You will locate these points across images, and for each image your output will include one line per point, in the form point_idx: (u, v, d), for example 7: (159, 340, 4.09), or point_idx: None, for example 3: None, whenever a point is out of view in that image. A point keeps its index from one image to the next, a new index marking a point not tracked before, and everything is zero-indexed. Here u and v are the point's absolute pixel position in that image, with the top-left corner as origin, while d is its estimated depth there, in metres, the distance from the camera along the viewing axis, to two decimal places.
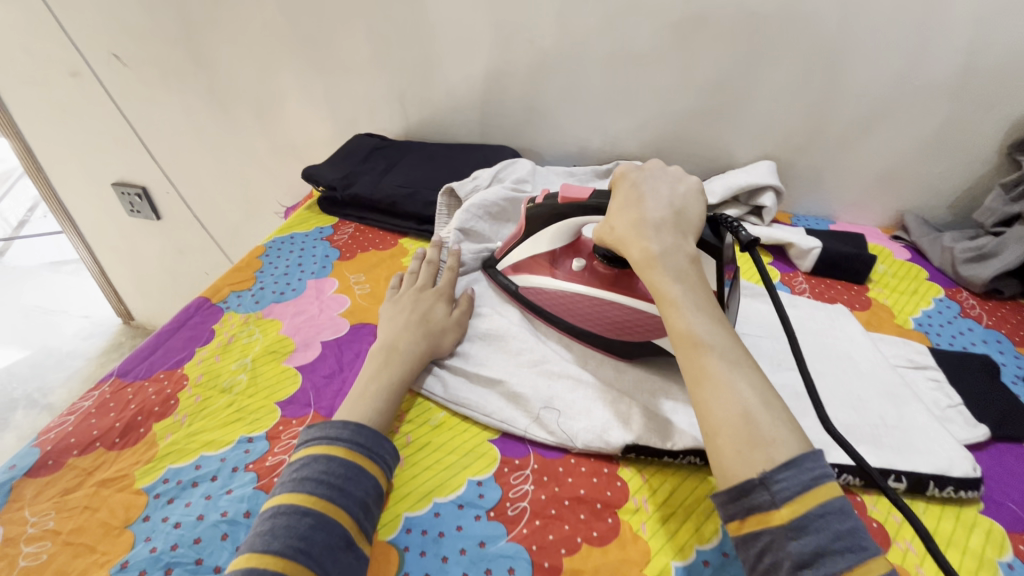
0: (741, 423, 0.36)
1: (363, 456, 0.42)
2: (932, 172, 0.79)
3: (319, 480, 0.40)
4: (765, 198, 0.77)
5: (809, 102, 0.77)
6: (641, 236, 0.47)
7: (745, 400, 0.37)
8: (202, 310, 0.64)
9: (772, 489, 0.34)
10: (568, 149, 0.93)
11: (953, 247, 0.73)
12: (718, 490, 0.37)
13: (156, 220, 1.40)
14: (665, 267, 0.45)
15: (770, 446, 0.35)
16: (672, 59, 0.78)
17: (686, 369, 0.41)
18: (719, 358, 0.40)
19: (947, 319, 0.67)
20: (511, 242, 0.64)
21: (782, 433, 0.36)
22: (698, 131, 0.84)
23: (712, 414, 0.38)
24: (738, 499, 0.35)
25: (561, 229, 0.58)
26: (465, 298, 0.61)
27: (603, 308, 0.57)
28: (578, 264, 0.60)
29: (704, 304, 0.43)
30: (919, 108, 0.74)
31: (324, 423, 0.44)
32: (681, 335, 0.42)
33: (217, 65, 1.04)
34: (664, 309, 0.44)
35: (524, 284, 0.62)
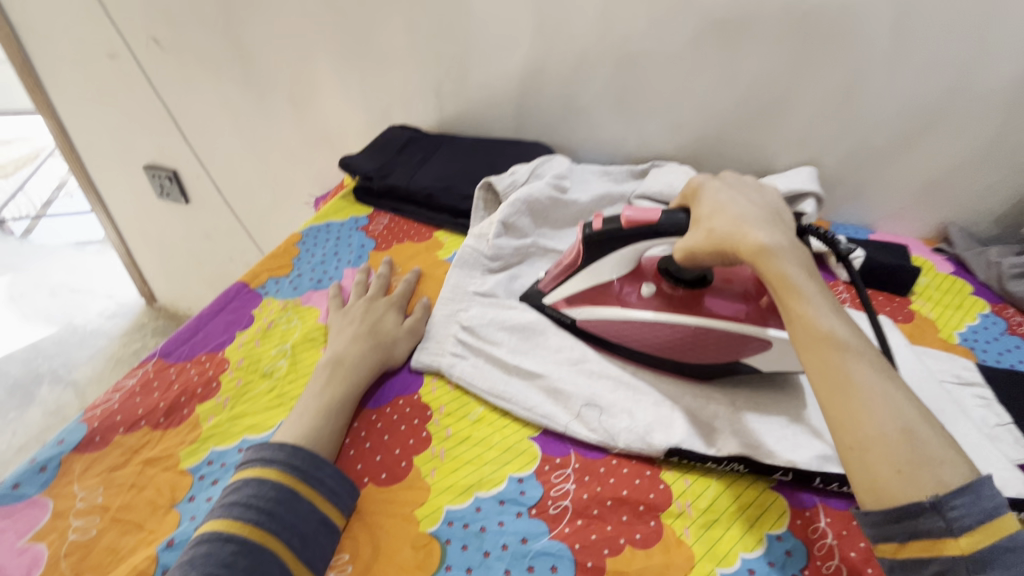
0: (905, 439, 0.35)
1: (295, 479, 0.42)
2: (979, 184, 0.77)
3: (246, 505, 0.40)
4: (806, 204, 0.75)
5: (855, 108, 0.76)
6: (759, 233, 0.45)
7: (905, 415, 0.36)
8: (241, 295, 0.65)
9: (947, 515, 0.33)
10: (603, 147, 0.92)
11: (1000, 262, 0.72)
12: (871, 508, 0.35)
13: (185, 203, 1.41)
14: (791, 266, 0.43)
15: (938, 466, 0.34)
16: (717, 59, 0.77)
17: (827, 376, 0.39)
18: (867, 365, 0.38)
19: (993, 335, 0.65)
20: (558, 272, 0.58)
21: (946, 451, 0.35)
22: (738, 134, 0.83)
23: (869, 427, 0.36)
24: (902, 521, 0.34)
25: (624, 254, 0.54)
26: (420, 308, 0.61)
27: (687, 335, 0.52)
28: (649, 290, 0.55)
29: (837, 308, 0.42)
30: (971, 118, 0.72)
31: (261, 444, 0.44)
32: (820, 339, 0.40)
33: (254, 51, 1.05)
34: (793, 311, 0.42)
35: (586, 317, 0.57)
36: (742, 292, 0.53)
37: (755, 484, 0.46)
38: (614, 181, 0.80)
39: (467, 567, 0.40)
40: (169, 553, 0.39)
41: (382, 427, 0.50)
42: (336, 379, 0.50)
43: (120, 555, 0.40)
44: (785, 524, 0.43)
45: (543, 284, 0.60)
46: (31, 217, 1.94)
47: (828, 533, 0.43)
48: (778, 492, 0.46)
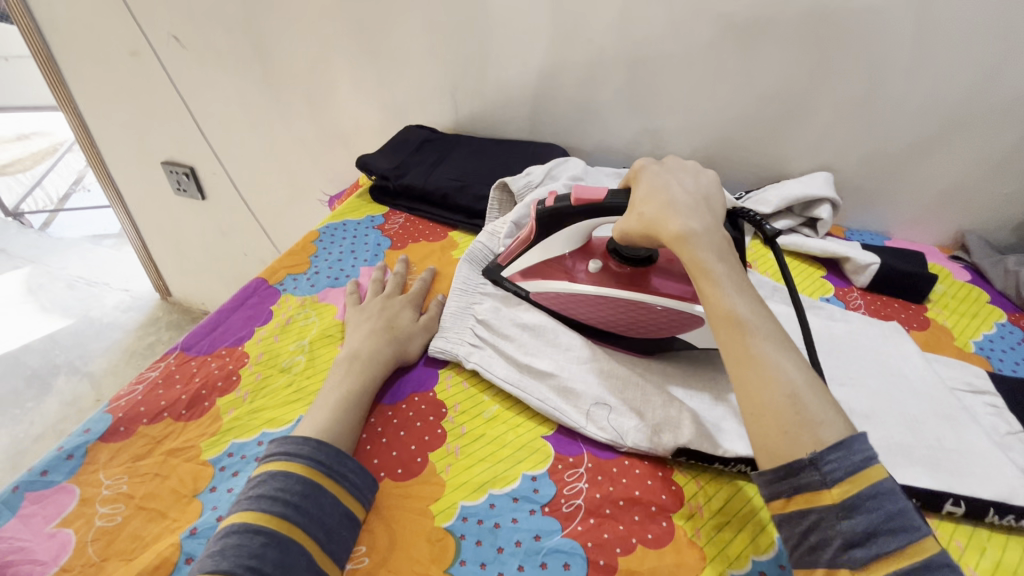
0: (790, 404, 0.36)
1: (322, 474, 0.42)
2: (997, 192, 0.77)
3: (274, 498, 0.40)
4: (821, 210, 0.75)
5: (873, 113, 0.75)
6: (677, 216, 0.46)
7: (793, 381, 0.37)
8: (259, 291, 0.66)
9: (823, 470, 0.34)
10: (617, 150, 0.93)
11: (1017, 270, 0.71)
12: (761, 470, 0.37)
13: (201, 199, 1.43)
14: (705, 245, 0.44)
15: (818, 427, 0.35)
16: (734, 64, 0.77)
17: (729, 348, 0.40)
18: (763, 337, 0.39)
19: (1009, 344, 0.65)
20: (515, 247, 0.62)
21: (828, 415, 0.35)
22: (753, 138, 0.83)
23: (760, 394, 0.37)
24: (787, 478, 0.35)
25: (576, 230, 0.58)
26: (434, 305, 0.62)
27: (627, 309, 0.56)
28: (596, 266, 0.59)
29: (743, 285, 0.42)
30: (990, 126, 0.72)
31: (284, 438, 0.45)
32: (723, 312, 0.41)
33: (273, 51, 1.06)
34: (700, 287, 0.43)
35: (537, 291, 0.60)
36: (683, 272, 0.57)
37: None
38: None
39: (481, 563, 0.41)
40: (191, 542, 0.40)
41: (398, 423, 0.51)
42: (355, 374, 0.51)
43: (144, 543, 0.41)
44: None
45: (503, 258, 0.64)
46: (49, 210, 1.98)
47: None
48: None
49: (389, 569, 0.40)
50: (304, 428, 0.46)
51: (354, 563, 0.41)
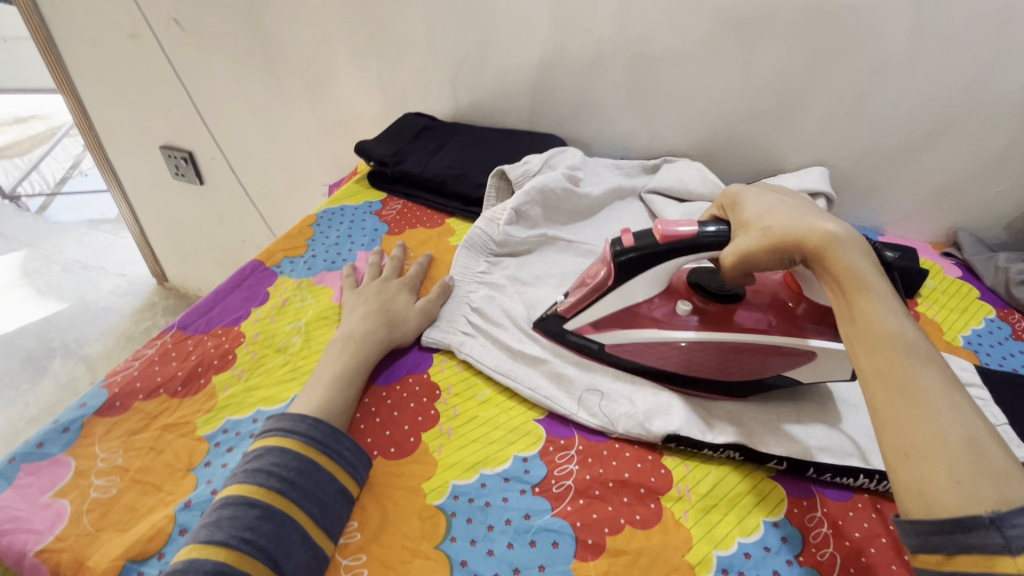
0: (968, 447, 0.31)
1: (317, 451, 0.43)
2: (991, 190, 0.78)
3: (269, 472, 0.41)
4: (816, 204, 0.75)
5: (870, 109, 0.76)
6: (820, 226, 0.43)
7: (971, 424, 0.32)
8: (256, 273, 0.66)
9: (1005, 531, 0.28)
10: (616, 142, 0.93)
11: (1008, 267, 0.72)
12: (917, 515, 0.32)
13: (199, 185, 1.43)
14: (856, 258, 0.41)
15: (1005, 483, 0.30)
16: (733, 57, 0.77)
17: (890, 371, 0.36)
18: (932, 368, 0.35)
19: (997, 339, 0.66)
20: (580, 297, 0.53)
21: (1017, 473, 0.31)
22: (751, 132, 0.83)
23: (933, 429, 0.33)
24: (953, 531, 0.30)
25: (665, 271, 0.51)
26: (435, 290, 0.62)
27: (729, 353, 0.50)
28: (684, 308, 0.52)
29: (905, 311, 0.39)
30: (985, 124, 0.72)
31: (282, 415, 0.45)
32: (883, 332, 0.37)
33: (273, 36, 1.06)
34: (854, 300, 0.39)
35: (615, 340, 0.53)
36: (769, 302, 0.52)
37: (752, 472, 0.47)
38: (625, 175, 0.81)
39: (471, 540, 0.41)
40: (185, 514, 0.41)
41: (392, 403, 0.51)
42: (349, 356, 0.51)
43: (139, 514, 0.42)
44: (782, 512, 0.44)
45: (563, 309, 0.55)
46: (45, 194, 1.97)
47: (824, 522, 0.44)
48: (776, 481, 0.47)
49: (380, 544, 0.41)
50: (299, 407, 0.46)
51: (350, 537, 0.41)
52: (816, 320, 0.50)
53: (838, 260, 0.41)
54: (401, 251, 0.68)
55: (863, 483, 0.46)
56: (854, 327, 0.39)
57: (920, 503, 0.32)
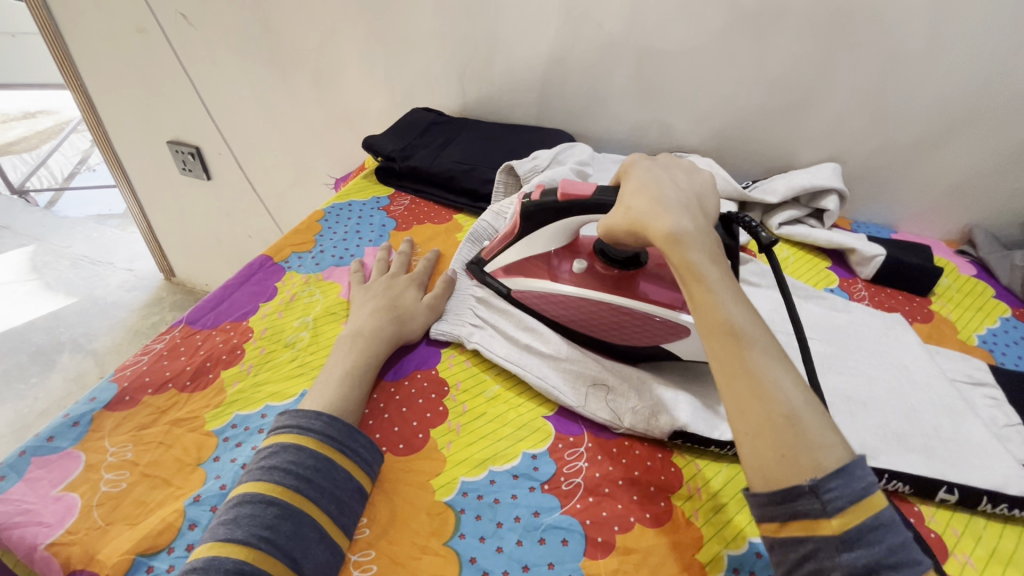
0: (789, 424, 0.34)
1: (332, 449, 0.43)
2: (1008, 187, 0.76)
3: (286, 471, 0.41)
4: (829, 201, 0.74)
5: (885, 104, 0.75)
6: (667, 216, 0.43)
7: (790, 399, 0.35)
8: (264, 268, 0.66)
9: (822, 496, 0.32)
10: (624, 138, 0.92)
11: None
12: (755, 491, 0.34)
13: (206, 180, 1.43)
14: (696, 247, 0.41)
15: (820, 450, 0.33)
16: (746, 52, 0.76)
17: (722, 361, 0.37)
18: (761, 351, 0.37)
19: (1013, 338, 0.65)
20: (498, 242, 0.60)
21: (829, 437, 0.33)
22: (763, 127, 0.82)
23: (755, 414, 0.34)
24: (783, 503, 0.33)
25: (559, 227, 0.55)
26: (441, 284, 0.61)
27: (611, 313, 0.53)
28: (580, 265, 0.56)
29: (739, 293, 0.40)
30: (1002, 119, 0.71)
31: (294, 412, 0.45)
32: (717, 323, 0.38)
33: (281, 30, 1.06)
34: (694, 293, 0.40)
35: (517, 287, 0.58)
36: (674, 277, 0.54)
37: None
38: None
39: (480, 537, 0.41)
40: (195, 509, 0.41)
41: (400, 399, 0.51)
42: (358, 351, 0.51)
43: (148, 508, 0.42)
44: None
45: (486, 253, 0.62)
46: (54, 189, 1.98)
47: None
48: None
49: (390, 540, 0.41)
50: (308, 403, 0.46)
51: (361, 533, 0.41)
52: None
53: (680, 258, 0.41)
54: (410, 248, 0.68)
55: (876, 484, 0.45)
56: (696, 320, 0.40)
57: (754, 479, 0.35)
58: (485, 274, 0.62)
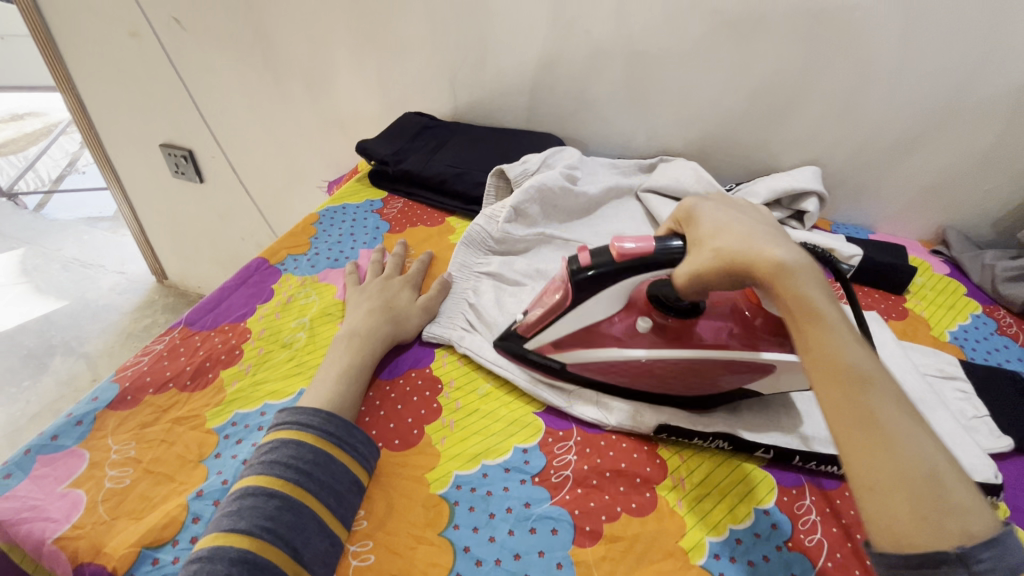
0: (928, 481, 0.32)
1: (331, 444, 0.44)
2: (979, 189, 0.80)
3: (287, 465, 0.42)
4: (808, 203, 0.77)
5: (861, 109, 0.77)
6: (771, 247, 0.42)
7: (930, 455, 0.32)
8: (261, 271, 0.68)
9: (973, 568, 0.29)
10: (612, 141, 0.94)
11: (994, 265, 0.74)
12: (884, 551, 0.32)
13: (198, 182, 1.44)
14: (809, 280, 0.39)
15: (967, 516, 0.31)
16: (728, 58, 0.79)
17: (848, 406, 0.35)
18: (888, 399, 0.35)
19: (983, 334, 0.68)
20: (543, 313, 0.52)
21: (975, 502, 0.31)
22: (745, 132, 0.85)
23: (895, 467, 0.32)
24: (923, 568, 0.30)
25: (619, 291, 0.50)
26: (435, 287, 0.63)
27: (683, 368, 0.50)
28: (643, 325, 0.52)
29: (857, 336, 0.38)
30: (973, 124, 0.74)
31: (292, 410, 0.46)
32: (838, 364, 0.36)
33: (274, 35, 1.07)
34: (806, 330, 0.38)
35: (576, 360, 0.53)
36: (729, 311, 0.52)
37: (742, 462, 0.49)
38: (622, 175, 0.83)
39: (474, 527, 0.43)
40: (198, 503, 0.43)
41: (396, 397, 0.53)
42: (355, 351, 0.53)
43: (152, 503, 0.43)
44: (772, 499, 0.46)
45: (522, 327, 0.54)
46: (43, 191, 1.97)
47: (812, 509, 0.45)
48: (765, 470, 0.49)
49: (386, 531, 0.43)
50: (307, 401, 0.48)
51: (359, 525, 0.43)
52: (772, 332, 0.50)
53: (787, 288, 0.39)
54: (403, 249, 0.70)
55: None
56: (807, 358, 0.38)
57: (885, 538, 0.32)
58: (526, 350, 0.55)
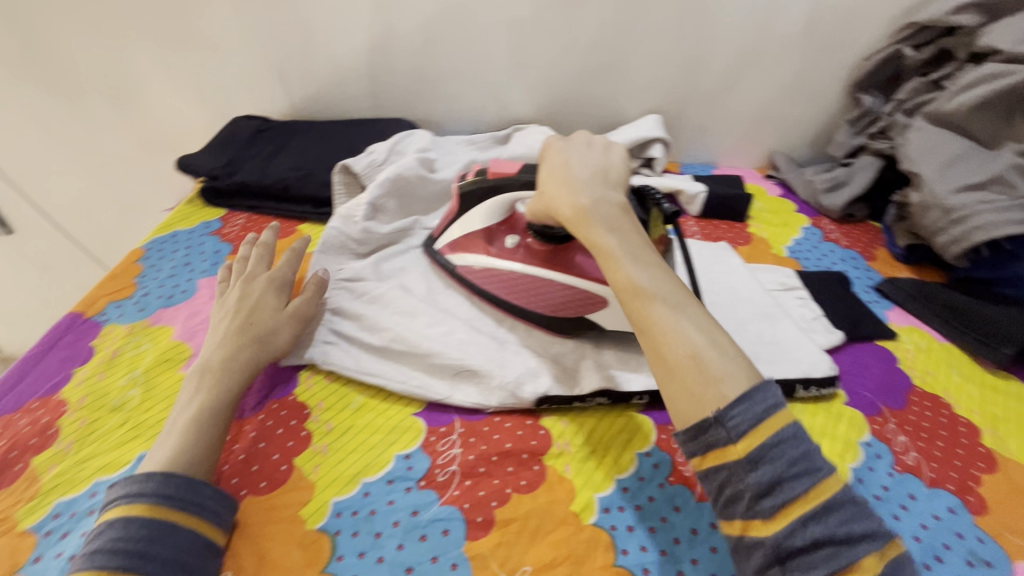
0: (690, 363, 0.37)
1: (172, 510, 0.38)
2: (794, 115, 0.88)
3: (115, 550, 0.35)
4: (655, 149, 0.82)
5: (684, 55, 0.81)
6: (570, 192, 0.48)
7: (692, 341, 0.38)
8: (75, 328, 0.58)
9: (727, 425, 0.34)
10: (465, 118, 0.92)
11: (814, 180, 0.83)
12: (679, 435, 0.37)
13: (7, 235, 1.21)
14: (595, 217, 0.46)
15: (719, 381, 0.36)
16: (556, 19, 0.79)
17: (631, 319, 0.41)
18: (662, 302, 0.40)
19: (813, 244, 0.76)
20: (444, 221, 0.64)
21: (730, 370, 0.36)
22: (588, 90, 0.86)
23: (661, 360, 0.38)
24: (696, 438, 0.36)
25: (494, 205, 0.58)
26: (309, 287, 0.57)
27: (537, 286, 0.57)
28: (512, 241, 0.60)
29: (642, 252, 0.44)
30: (777, 57, 0.81)
31: (121, 481, 0.39)
32: (623, 283, 0.42)
33: (51, 49, 0.90)
34: (603, 264, 0.45)
35: (462, 263, 0.61)
36: None
37: (622, 411, 0.51)
38: (479, 150, 0.84)
39: (360, 552, 0.40)
40: None
41: (256, 436, 0.48)
42: (218, 386, 0.46)
43: None
44: (652, 441, 0.48)
45: (436, 232, 0.66)
46: None
47: None
48: (643, 414, 0.51)
49: None
50: (152, 462, 0.40)
51: None
52: None
53: (586, 233, 0.46)
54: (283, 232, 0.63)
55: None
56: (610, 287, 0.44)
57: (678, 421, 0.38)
58: (437, 253, 0.65)
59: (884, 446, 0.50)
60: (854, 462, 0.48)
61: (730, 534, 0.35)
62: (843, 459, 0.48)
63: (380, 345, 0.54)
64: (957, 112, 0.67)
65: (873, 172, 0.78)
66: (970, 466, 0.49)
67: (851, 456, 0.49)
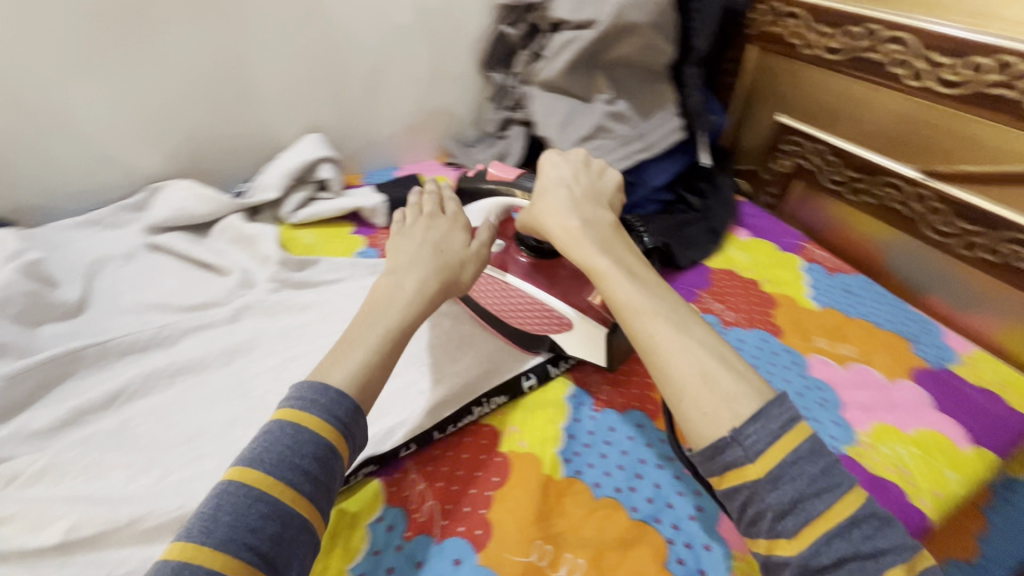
0: (701, 382, 0.36)
1: (335, 431, 0.37)
2: (446, 102, 0.92)
3: (285, 460, 0.34)
4: (324, 171, 0.78)
5: (314, 63, 0.77)
6: (560, 211, 0.49)
7: (703, 361, 0.37)
8: None
9: (745, 444, 0.34)
10: (73, 195, 0.70)
11: (481, 158, 0.89)
12: (694, 455, 0.36)
13: None
14: (588, 238, 0.47)
15: (734, 402, 0.35)
16: (137, 51, 0.65)
17: (633, 337, 0.41)
18: (665, 322, 0.40)
19: None
20: None
21: (743, 388, 0.36)
22: (223, 123, 0.75)
23: (670, 379, 0.38)
24: (714, 458, 0.35)
25: (489, 206, 0.58)
26: (486, 227, 0.54)
27: (515, 296, 0.55)
28: (497, 245, 0.59)
29: (637, 272, 0.44)
30: (404, 50, 0.83)
31: (306, 382, 0.39)
32: (618, 303, 0.43)
33: None
34: (598, 285, 0.45)
35: None
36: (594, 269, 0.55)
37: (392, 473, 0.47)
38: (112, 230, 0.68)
39: None
40: None
41: None
42: (381, 338, 0.42)
43: None
44: (381, 501, 0.44)
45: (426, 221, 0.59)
46: None
47: (417, 483, 0.45)
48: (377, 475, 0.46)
49: None
50: (337, 376, 0.39)
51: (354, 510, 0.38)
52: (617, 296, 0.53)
53: (578, 255, 0.46)
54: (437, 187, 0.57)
55: (470, 420, 0.50)
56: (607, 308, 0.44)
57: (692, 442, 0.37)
58: None
59: (584, 392, 0.54)
60: (564, 420, 0.51)
61: (756, 552, 0.35)
62: (553, 421, 0.51)
63: (59, 540, 0.41)
64: (556, 77, 0.77)
65: (522, 139, 0.87)
66: (645, 376, 0.56)
67: (561, 415, 0.51)
